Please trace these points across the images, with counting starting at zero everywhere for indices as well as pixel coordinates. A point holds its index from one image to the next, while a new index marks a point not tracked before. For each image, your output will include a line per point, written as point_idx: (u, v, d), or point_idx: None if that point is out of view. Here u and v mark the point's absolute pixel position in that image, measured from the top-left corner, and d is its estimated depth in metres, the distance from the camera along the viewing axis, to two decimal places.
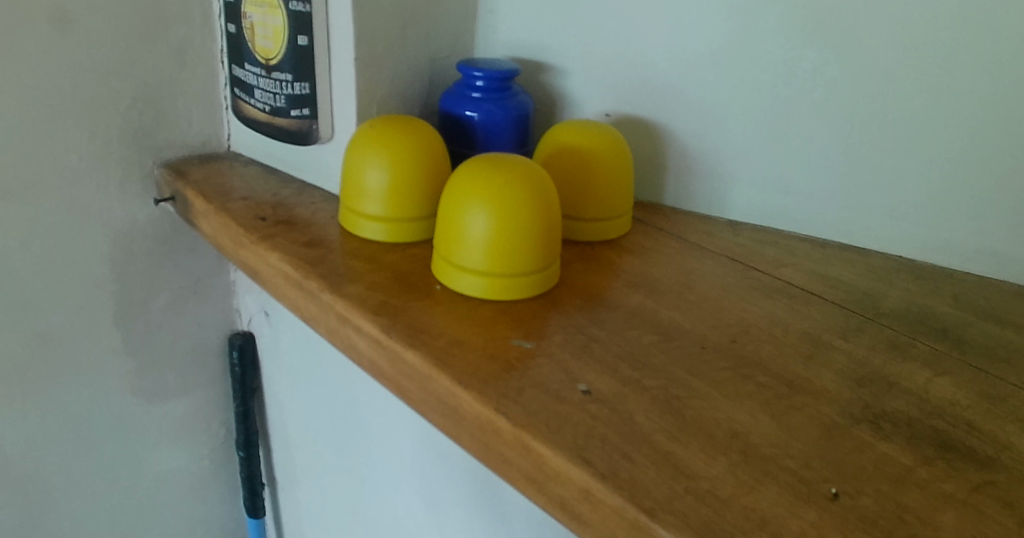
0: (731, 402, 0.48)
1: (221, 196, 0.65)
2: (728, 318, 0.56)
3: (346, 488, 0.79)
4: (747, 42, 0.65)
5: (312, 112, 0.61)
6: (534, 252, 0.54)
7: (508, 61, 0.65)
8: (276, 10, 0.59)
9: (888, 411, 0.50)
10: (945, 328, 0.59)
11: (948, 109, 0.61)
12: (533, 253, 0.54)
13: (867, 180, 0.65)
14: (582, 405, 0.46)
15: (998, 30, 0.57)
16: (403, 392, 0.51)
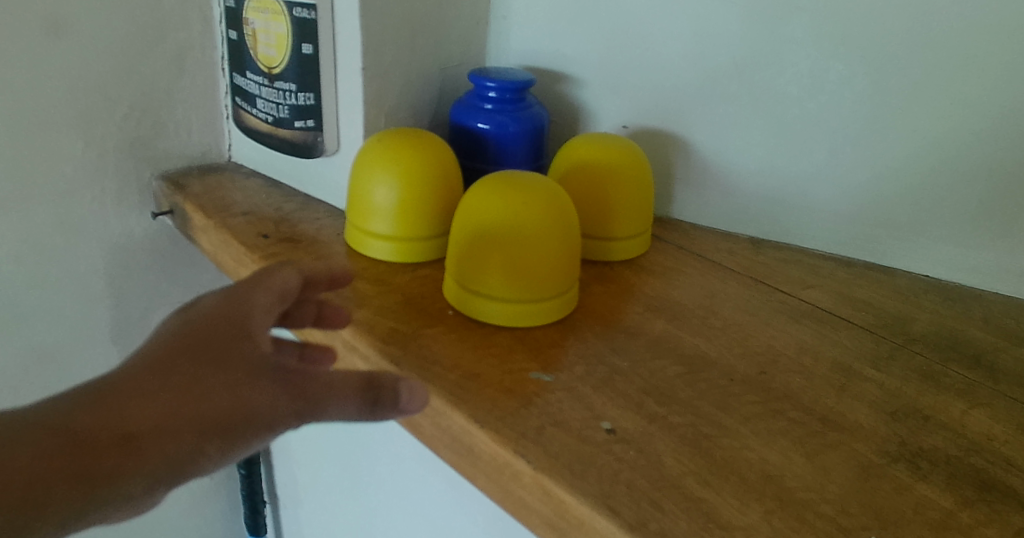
0: (762, 440, 0.45)
1: (221, 211, 0.62)
2: (755, 346, 0.53)
3: (350, 511, 0.76)
4: (772, 52, 0.62)
5: (317, 124, 0.58)
6: (554, 278, 0.51)
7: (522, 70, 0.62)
8: (280, 17, 0.56)
9: (925, 448, 0.47)
10: (978, 355, 0.56)
11: (983, 122, 0.58)
12: (553, 278, 0.51)
13: (896, 195, 0.63)
14: (606, 446, 0.43)
15: None
16: (415, 426, 0.48)
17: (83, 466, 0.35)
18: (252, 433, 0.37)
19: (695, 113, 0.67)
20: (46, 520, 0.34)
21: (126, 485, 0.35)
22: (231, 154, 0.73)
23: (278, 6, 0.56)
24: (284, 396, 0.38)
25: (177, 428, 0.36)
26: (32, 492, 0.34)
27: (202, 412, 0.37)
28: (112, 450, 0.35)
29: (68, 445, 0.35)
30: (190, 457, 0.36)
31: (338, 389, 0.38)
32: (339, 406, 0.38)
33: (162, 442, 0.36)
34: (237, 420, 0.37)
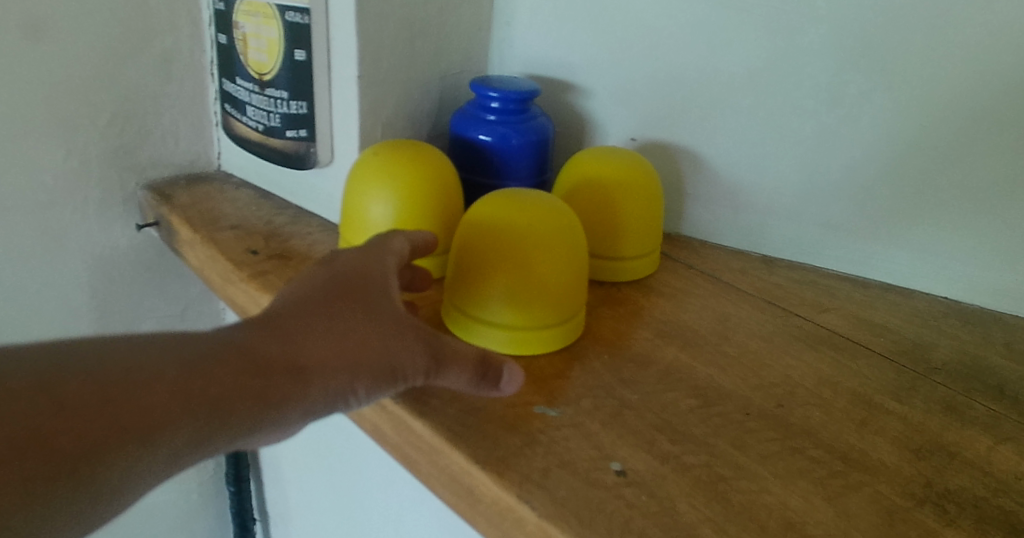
0: (782, 483, 0.42)
1: (209, 224, 0.58)
2: (772, 377, 0.50)
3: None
4: (789, 62, 0.59)
5: (310, 134, 0.55)
6: (565, 304, 0.49)
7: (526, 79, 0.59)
8: (272, 21, 0.53)
9: (953, 489, 0.44)
10: (1002, 385, 0.54)
11: (1010, 138, 0.55)
12: (565, 305, 0.49)
13: (917, 214, 0.60)
14: (616, 490, 0.40)
15: None
16: (411, 463, 0.45)
17: (264, 387, 0.37)
18: (398, 381, 0.41)
19: (707, 125, 0.64)
20: (218, 437, 0.36)
21: (295, 413, 0.38)
22: (221, 163, 0.70)
23: (269, 10, 0.53)
24: (429, 354, 0.41)
25: (337, 367, 0.39)
26: (221, 400, 0.36)
27: (364, 356, 0.40)
28: (289, 376, 0.38)
29: (251, 365, 0.37)
30: (347, 395, 0.39)
31: (464, 361, 0.42)
32: (462, 376, 0.42)
33: (327, 379, 0.39)
34: (386, 367, 0.40)
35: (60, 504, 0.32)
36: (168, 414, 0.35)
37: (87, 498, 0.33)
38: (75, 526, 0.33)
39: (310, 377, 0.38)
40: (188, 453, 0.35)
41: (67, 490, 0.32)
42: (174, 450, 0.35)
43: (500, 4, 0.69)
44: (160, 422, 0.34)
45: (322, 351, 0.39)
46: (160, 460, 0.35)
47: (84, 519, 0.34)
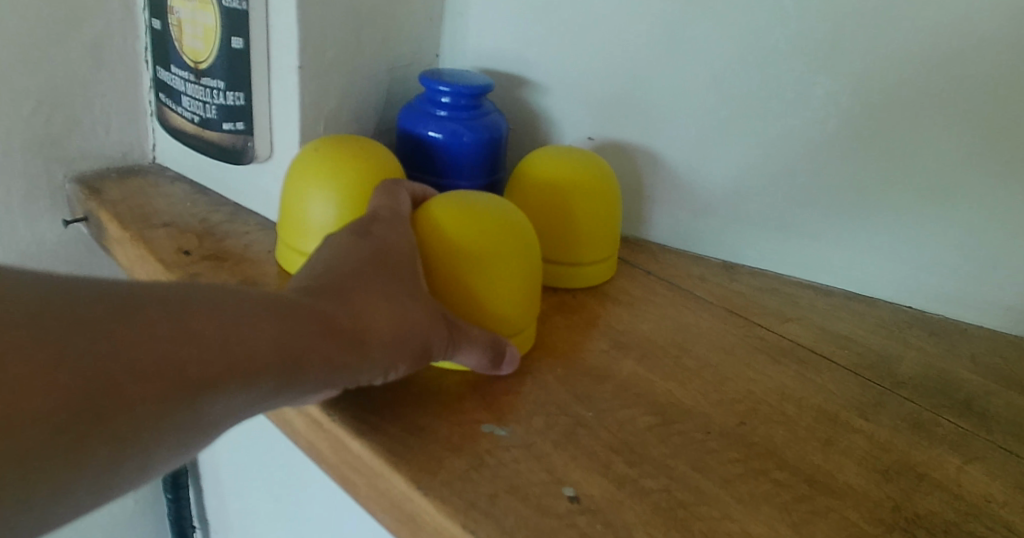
0: (746, 508, 0.40)
1: (139, 221, 0.54)
2: (734, 392, 0.47)
3: None
4: (756, 64, 0.56)
5: (248, 127, 0.51)
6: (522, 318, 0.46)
7: (479, 73, 0.55)
8: (207, 6, 0.49)
9: (922, 514, 0.42)
10: (969, 400, 0.52)
11: (978, 147, 0.54)
12: (522, 319, 0.46)
13: (884, 222, 0.58)
14: (569, 518, 0.37)
15: None
16: (349, 484, 0.42)
17: (340, 341, 0.35)
18: (435, 352, 0.40)
19: (672, 127, 0.61)
20: (285, 396, 0.34)
21: (356, 376, 0.36)
22: (156, 155, 0.65)
23: None
24: (452, 333, 0.41)
25: (398, 332, 0.38)
26: (302, 355, 0.34)
27: (414, 325, 0.39)
28: (360, 336, 0.36)
29: (329, 316, 0.36)
30: (393, 367, 0.38)
31: (481, 343, 0.43)
32: (474, 357, 0.43)
33: (388, 345, 0.37)
34: (426, 343, 0.39)
35: (144, 450, 0.29)
36: (264, 353, 0.33)
37: (175, 444, 0.30)
38: (161, 466, 0.30)
39: (371, 339, 0.37)
40: (273, 399, 0.33)
41: (157, 432, 0.29)
42: (257, 402, 0.32)
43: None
44: (258, 362, 0.32)
45: (386, 311, 0.38)
46: (253, 403, 0.32)
47: (169, 460, 0.30)
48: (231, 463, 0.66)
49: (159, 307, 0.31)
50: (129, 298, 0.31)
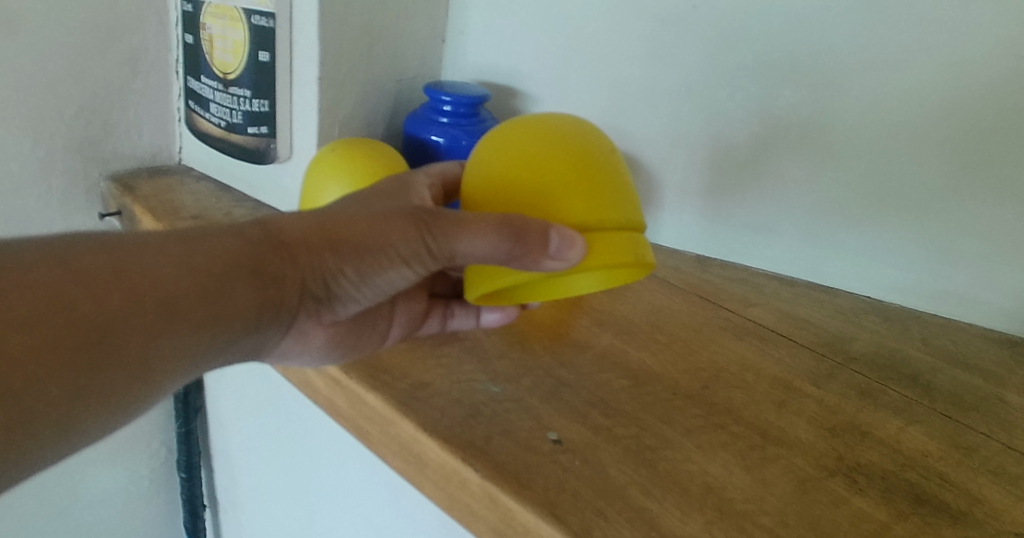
0: (705, 453, 0.46)
1: (170, 213, 0.59)
2: (700, 362, 0.54)
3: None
4: (721, 79, 0.64)
5: (271, 131, 0.58)
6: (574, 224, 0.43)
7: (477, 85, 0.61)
8: (238, 24, 0.56)
9: (862, 463, 0.49)
10: (916, 375, 0.58)
11: (918, 154, 0.60)
12: (571, 225, 0.43)
13: (838, 219, 0.64)
14: (551, 455, 0.44)
15: (965, 76, 0.56)
16: (363, 433, 0.48)
17: (266, 264, 0.43)
18: (386, 259, 0.44)
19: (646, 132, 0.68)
20: (220, 321, 0.42)
21: (291, 287, 0.44)
22: (181, 157, 0.72)
23: (236, 12, 0.55)
24: (420, 229, 0.43)
25: (322, 248, 0.44)
26: (224, 284, 0.41)
27: (354, 233, 0.44)
28: (287, 251, 0.44)
29: (257, 244, 0.43)
30: (336, 271, 0.44)
31: (478, 224, 0.42)
32: (478, 241, 0.42)
33: (314, 257, 0.44)
34: (374, 245, 0.44)
35: (92, 375, 0.38)
36: (186, 287, 0.40)
37: (121, 367, 0.38)
38: (126, 394, 0.39)
39: (299, 251, 0.44)
40: (209, 326, 0.41)
41: (102, 359, 0.38)
42: (192, 325, 0.40)
43: (453, 14, 0.73)
44: (183, 297, 0.40)
45: (314, 225, 0.44)
46: (187, 330, 0.40)
47: (132, 383, 0.39)
48: (244, 446, 0.69)
49: (85, 261, 0.39)
50: (60, 255, 0.39)
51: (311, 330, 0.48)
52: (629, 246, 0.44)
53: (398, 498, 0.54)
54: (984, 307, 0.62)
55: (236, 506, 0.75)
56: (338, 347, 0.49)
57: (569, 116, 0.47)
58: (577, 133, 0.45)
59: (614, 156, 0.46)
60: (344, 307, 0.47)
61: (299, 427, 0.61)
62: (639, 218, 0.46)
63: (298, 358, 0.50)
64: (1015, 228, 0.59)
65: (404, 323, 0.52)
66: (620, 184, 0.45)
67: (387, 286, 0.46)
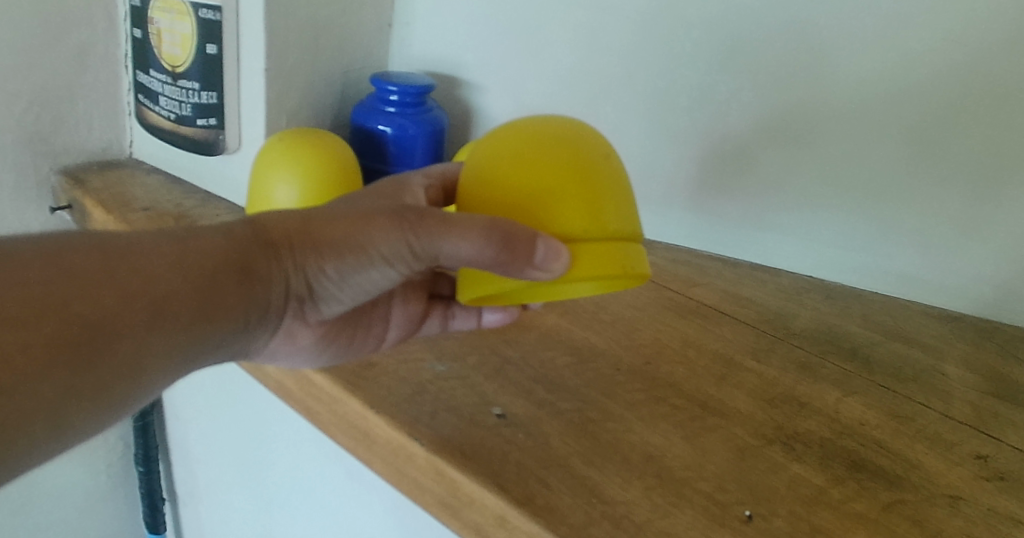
0: (646, 424, 0.48)
1: (120, 205, 0.59)
2: (642, 339, 0.56)
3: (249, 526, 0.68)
4: (663, 66, 0.66)
5: (219, 122, 0.59)
6: (563, 232, 0.40)
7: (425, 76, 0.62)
8: (185, 17, 0.56)
9: (800, 432, 0.50)
10: (854, 348, 0.60)
11: (854, 138, 0.62)
12: (561, 233, 0.40)
13: (777, 201, 0.67)
14: (495, 429, 0.46)
15: (892, 61, 0.59)
16: (313, 414, 0.50)
17: (253, 263, 0.41)
18: (365, 259, 0.41)
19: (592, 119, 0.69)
20: (208, 321, 0.40)
21: (275, 287, 0.42)
22: (133, 150, 0.72)
23: (183, 6, 0.56)
24: (405, 228, 0.40)
25: (309, 246, 0.41)
26: (211, 284, 0.40)
27: (336, 231, 0.41)
28: (272, 249, 0.42)
29: (243, 243, 0.41)
30: (317, 269, 0.42)
31: (464, 226, 0.39)
32: (464, 244, 0.39)
33: (300, 256, 0.42)
34: (356, 243, 0.41)
35: (81, 378, 0.36)
36: (176, 286, 0.39)
37: (112, 369, 0.37)
38: (115, 396, 0.37)
39: (284, 251, 0.42)
40: (200, 325, 0.40)
41: (91, 361, 0.36)
42: (181, 325, 0.39)
43: (399, 6, 0.74)
44: (174, 296, 0.38)
45: (297, 223, 0.42)
46: (175, 331, 0.39)
47: (122, 385, 0.37)
48: (201, 437, 0.70)
49: (71, 257, 0.37)
50: (41, 250, 0.37)
51: (299, 330, 0.47)
52: (621, 258, 0.40)
53: (350, 478, 0.54)
54: (918, 282, 0.65)
55: (195, 498, 0.75)
56: (329, 349, 0.49)
57: (567, 117, 0.43)
58: (573, 135, 0.41)
59: (613, 161, 0.42)
60: (329, 306, 0.45)
61: (255, 414, 0.62)
62: (636, 227, 0.42)
63: (287, 359, 0.48)
64: (945, 206, 0.62)
65: (401, 325, 0.52)
66: (616, 190, 0.41)
67: (370, 286, 0.44)
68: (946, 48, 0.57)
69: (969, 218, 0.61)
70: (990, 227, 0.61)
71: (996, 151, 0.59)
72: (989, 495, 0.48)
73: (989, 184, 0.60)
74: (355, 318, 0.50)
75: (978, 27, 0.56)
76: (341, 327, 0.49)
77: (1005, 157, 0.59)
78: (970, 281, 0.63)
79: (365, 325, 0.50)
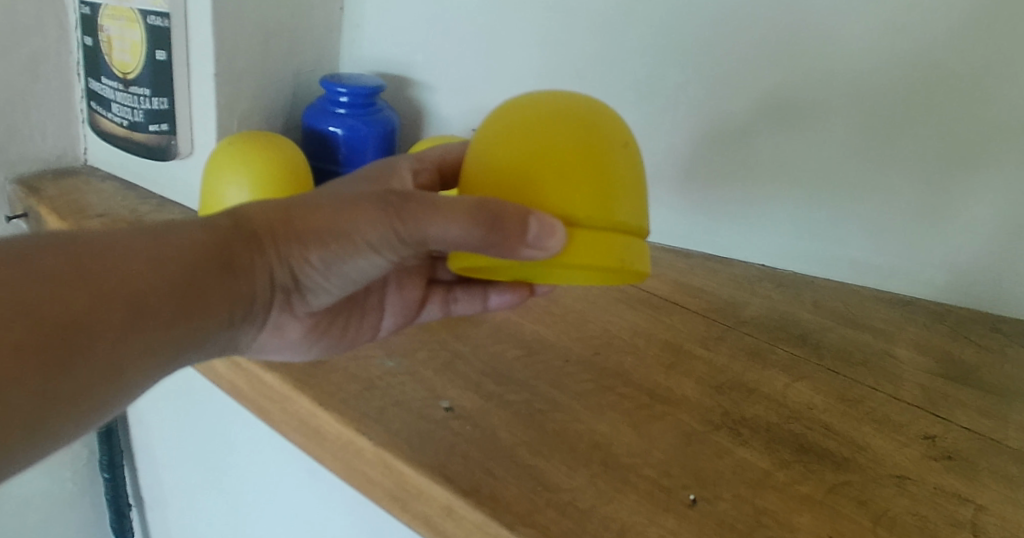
0: (594, 413, 0.49)
1: (74, 212, 0.60)
2: (592, 330, 0.57)
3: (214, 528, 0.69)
4: (611, 61, 0.66)
5: (171, 128, 0.59)
6: (570, 215, 0.38)
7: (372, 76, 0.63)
8: (134, 24, 0.57)
9: (747, 417, 0.51)
10: (805, 334, 0.60)
11: (806, 127, 0.63)
12: (566, 215, 0.38)
13: (728, 192, 0.68)
14: (443, 422, 0.46)
15: (830, 52, 0.60)
16: (265, 412, 0.51)
17: (235, 256, 0.39)
18: (350, 247, 0.39)
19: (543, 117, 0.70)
20: (192, 318, 0.38)
21: (259, 280, 0.40)
22: (88, 157, 0.73)
23: (132, 13, 0.56)
24: (389, 214, 0.38)
25: (292, 236, 0.39)
26: (192, 278, 0.38)
27: (319, 218, 0.38)
28: (254, 240, 0.39)
29: (224, 235, 0.39)
30: (301, 259, 0.39)
31: (452, 209, 0.36)
32: (453, 227, 0.37)
33: (283, 246, 0.39)
34: (339, 230, 0.38)
35: (62, 383, 0.34)
36: (154, 282, 0.37)
37: (94, 373, 0.35)
38: (99, 401, 0.36)
39: (268, 241, 0.39)
40: (183, 323, 0.38)
41: (70, 365, 0.34)
42: (164, 323, 0.37)
43: (348, 8, 0.74)
44: (154, 293, 0.36)
45: (278, 212, 0.39)
46: (158, 330, 0.37)
47: (106, 389, 0.36)
48: (165, 441, 0.70)
49: (41, 258, 0.35)
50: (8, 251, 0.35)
51: (288, 324, 0.46)
52: (623, 252, 0.38)
53: (309, 476, 0.55)
54: (868, 268, 0.66)
55: (161, 502, 0.75)
56: (320, 341, 0.48)
57: (590, 96, 0.41)
58: (592, 118, 0.39)
59: (630, 151, 0.40)
60: (317, 297, 0.44)
61: (215, 416, 0.62)
62: (643, 223, 0.40)
63: (278, 353, 0.47)
64: (894, 195, 0.63)
65: (397, 312, 0.52)
66: (628, 183, 0.39)
67: (357, 275, 0.41)
68: (886, 38, 0.58)
69: (918, 204, 0.62)
70: (942, 213, 0.62)
71: (943, 140, 0.60)
72: (935, 474, 0.48)
73: (936, 169, 0.61)
74: (349, 309, 0.50)
75: (916, 15, 0.57)
76: (334, 318, 0.49)
77: (953, 142, 0.60)
78: (919, 265, 0.64)
79: (358, 314, 0.50)
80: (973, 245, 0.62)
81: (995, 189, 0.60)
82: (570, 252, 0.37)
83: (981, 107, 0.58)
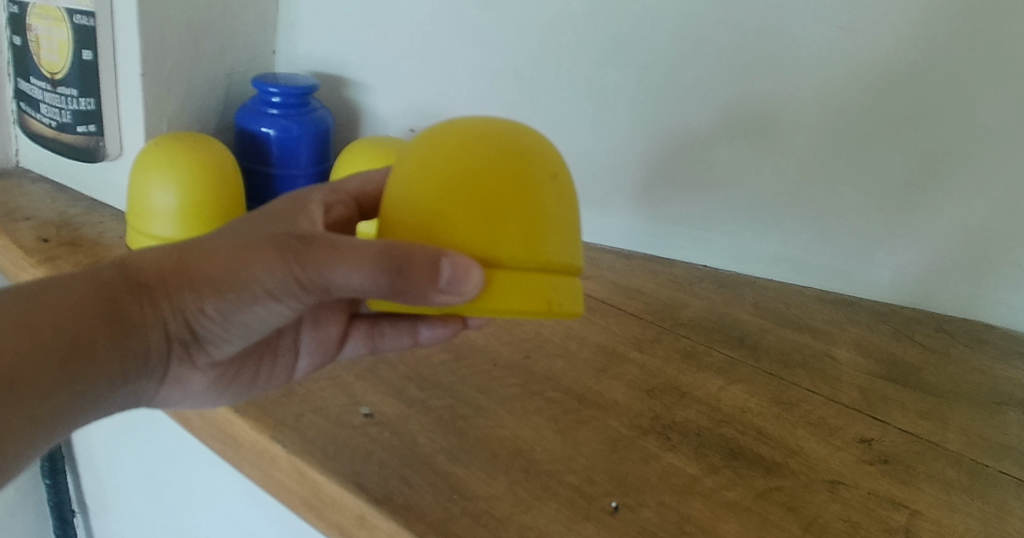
0: (518, 418, 0.48)
1: (3, 216, 0.62)
2: (524, 334, 0.57)
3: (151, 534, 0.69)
4: (551, 61, 0.66)
5: (99, 129, 0.62)
6: (490, 256, 0.36)
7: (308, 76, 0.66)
8: (61, 23, 0.59)
9: (677, 421, 0.50)
10: (742, 337, 0.60)
11: (767, 127, 0.63)
12: (485, 256, 0.36)
13: (674, 192, 0.67)
14: (361, 428, 0.46)
15: (772, 56, 0.60)
16: (185, 418, 0.50)
17: (123, 311, 0.38)
18: (247, 295, 0.37)
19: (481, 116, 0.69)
20: (76, 382, 0.37)
21: (153, 335, 0.39)
22: (19, 160, 0.72)
23: (58, 13, 0.59)
24: (288, 260, 0.36)
25: (182, 287, 0.38)
26: (73, 341, 0.37)
27: (214, 266, 0.37)
28: (145, 293, 0.38)
29: (112, 289, 0.38)
30: (197, 311, 0.38)
31: (357, 255, 0.35)
32: (357, 274, 0.36)
33: (172, 297, 0.38)
34: (237, 279, 0.37)
35: None
36: (31, 352, 0.36)
37: None
38: None
39: (160, 294, 0.38)
40: (66, 389, 0.37)
41: None
42: (41, 392, 0.36)
43: (283, 5, 0.73)
44: (26, 364, 0.36)
45: (173, 260, 0.38)
46: (35, 398, 0.36)
47: None
48: (104, 448, 0.69)
49: None
50: None
51: (189, 377, 0.43)
52: (551, 293, 0.37)
53: (237, 486, 0.54)
54: (809, 267, 0.67)
55: (104, 507, 0.75)
56: (228, 389, 0.46)
57: (519, 124, 0.39)
58: (521, 151, 0.38)
59: (560, 183, 0.39)
60: (218, 348, 0.42)
61: (146, 427, 0.62)
62: (576, 259, 0.39)
63: (185, 403, 0.45)
64: (850, 204, 0.63)
65: (313, 351, 0.48)
66: (557, 220, 0.38)
67: (258, 325, 0.40)
68: (830, 35, 0.58)
69: (873, 199, 0.63)
70: (901, 208, 0.62)
71: (901, 153, 0.61)
72: (871, 478, 0.47)
73: (893, 183, 0.62)
74: (259, 352, 0.46)
75: (859, 13, 0.57)
76: (242, 364, 0.46)
77: (911, 154, 0.61)
78: (867, 267, 0.65)
79: (269, 357, 0.47)
80: (918, 248, 0.63)
81: (944, 195, 0.61)
82: (492, 295, 0.36)
83: (936, 104, 0.59)
